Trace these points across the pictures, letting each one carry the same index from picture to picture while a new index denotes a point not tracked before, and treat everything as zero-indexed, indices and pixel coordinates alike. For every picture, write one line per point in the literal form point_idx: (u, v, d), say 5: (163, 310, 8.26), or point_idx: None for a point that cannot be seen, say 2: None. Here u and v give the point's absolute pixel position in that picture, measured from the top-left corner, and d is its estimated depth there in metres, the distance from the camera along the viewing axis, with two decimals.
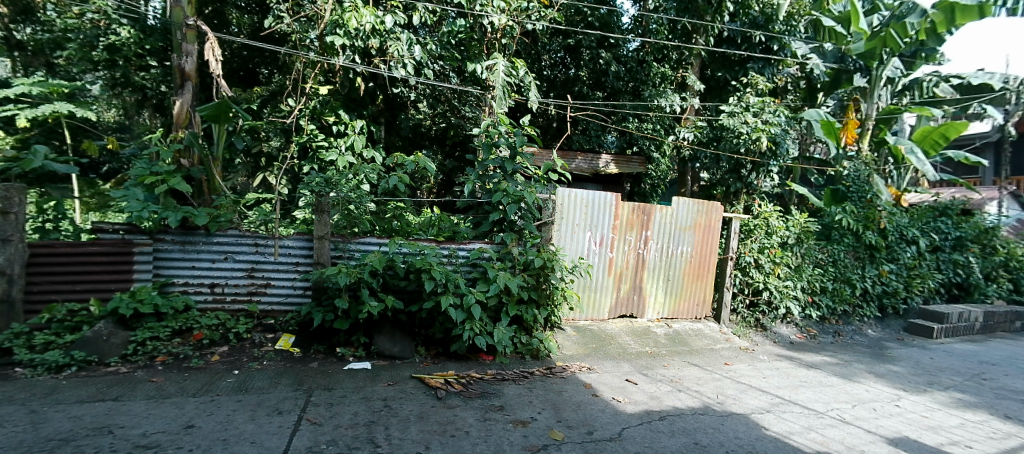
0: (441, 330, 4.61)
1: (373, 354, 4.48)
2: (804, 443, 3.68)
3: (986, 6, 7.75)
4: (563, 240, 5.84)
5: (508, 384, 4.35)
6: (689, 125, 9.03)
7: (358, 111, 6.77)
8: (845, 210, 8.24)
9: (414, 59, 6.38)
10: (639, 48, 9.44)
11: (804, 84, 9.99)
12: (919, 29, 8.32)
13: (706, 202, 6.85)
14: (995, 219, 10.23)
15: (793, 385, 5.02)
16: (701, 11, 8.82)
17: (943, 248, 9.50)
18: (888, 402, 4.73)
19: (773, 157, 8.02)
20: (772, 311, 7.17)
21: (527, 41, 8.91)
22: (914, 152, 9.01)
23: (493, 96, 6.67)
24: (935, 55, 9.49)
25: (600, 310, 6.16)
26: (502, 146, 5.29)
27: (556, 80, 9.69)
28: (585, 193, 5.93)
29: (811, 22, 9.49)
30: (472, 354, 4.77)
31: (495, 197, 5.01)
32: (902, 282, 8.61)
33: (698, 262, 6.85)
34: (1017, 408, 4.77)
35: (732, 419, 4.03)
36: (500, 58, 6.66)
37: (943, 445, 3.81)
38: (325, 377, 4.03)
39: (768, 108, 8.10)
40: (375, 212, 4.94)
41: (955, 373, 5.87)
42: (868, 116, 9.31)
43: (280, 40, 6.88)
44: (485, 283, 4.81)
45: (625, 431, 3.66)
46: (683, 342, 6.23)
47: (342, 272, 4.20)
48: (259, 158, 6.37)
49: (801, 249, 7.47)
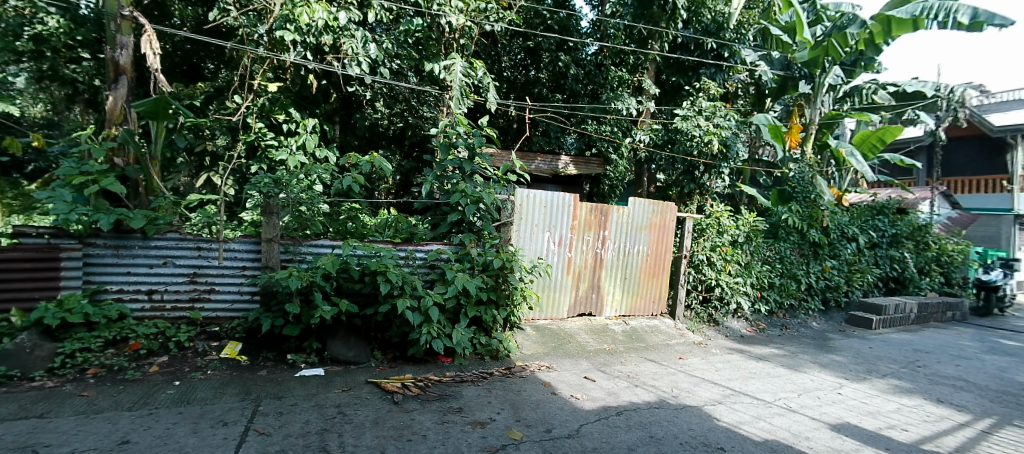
0: (397, 333, 4.52)
1: (326, 360, 4.34)
2: (754, 432, 3.80)
3: (920, 20, 8.26)
4: (522, 240, 5.83)
5: (467, 385, 4.30)
6: (645, 127, 9.19)
7: (310, 109, 6.57)
8: (791, 209, 8.58)
9: (369, 57, 6.27)
10: (598, 52, 9.49)
11: (753, 90, 10.28)
12: (858, 40, 8.80)
13: (661, 203, 6.99)
14: (926, 217, 10.90)
15: (744, 377, 5.18)
16: (656, 18, 9.00)
17: (881, 244, 10.03)
18: (832, 390, 4.94)
19: (723, 160, 8.33)
20: (723, 306, 7.39)
21: (485, 42, 8.86)
22: (853, 155, 9.51)
23: (451, 96, 6.61)
24: (873, 64, 10.03)
25: (559, 309, 6.18)
26: (460, 147, 5.18)
27: (516, 81, 9.73)
28: (544, 193, 5.94)
29: (759, 31, 9.89)
30: (430, 357, 4.69)
31: (454, 198, 4.95)
32: (844, 276, 9.05)
33: (654, 261, 6.99)
34: (947, 392, 5.07)
35: (686, 411, 4.12)
36: (458, 58, 6.61)
37: (881, 429, 4.01)
38: (275, 385, 3.87)
39: (720, 112, 8.38)
40: (328, 213, 4.79)
41: (892, 362, 6.20)
42: (812, 120, 9.80)
43: (226, 34, 6.61)
44: (443, 284, 4.75)
45: (583, 428, 3.67)
46: (640, 338, 6.34)
47: (292, 276, 4.02)
48: (202, 157, 6.07)
49: (750, 247, 7.75)
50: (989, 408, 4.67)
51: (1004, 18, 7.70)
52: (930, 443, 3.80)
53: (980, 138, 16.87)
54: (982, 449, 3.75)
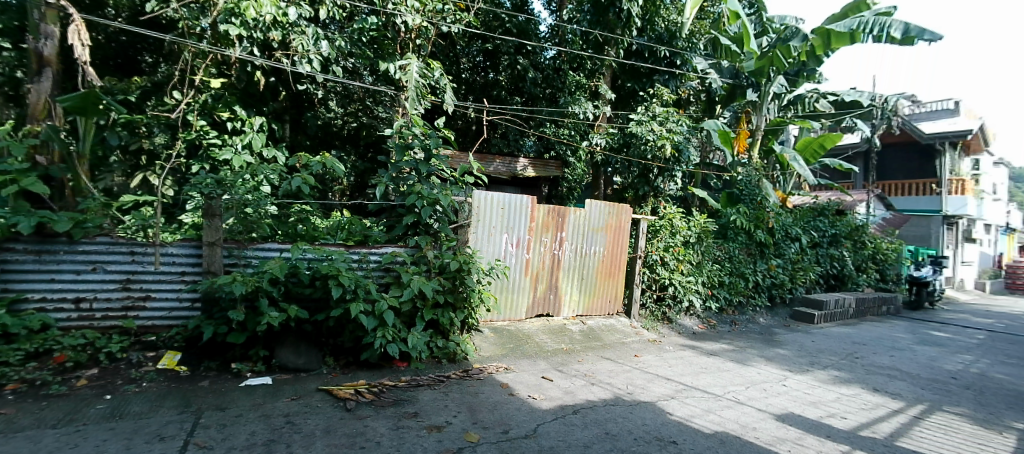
0: (351, 339, 4.39)
1: (274, 368, 4.17)
2: (704, 425, 3.89)
3: (857, 33, 8.65)
4: (479, 242, 5.79)
5: (423, 390, 4.22)
6: (602, 131, 9.29)
7: (258, 107, 6.35)
8: (739, 211, 8.87)
9: (321, 54, 6.09)
10: (556, 57, 9.62)
11: (704, 97, 10.77)
12: (800, 52, 9.20)
13: (616, 204, 7.09)
14: (863, 218, 11.51)
15: (696, 372, 5.31)
16: (611, 25, 9.06)
17: (822, 244, 10.49)
18: (777, 383, 5.12)
19: (676, 163, 8.52)
20: (676, 304, 7.59)
21: (443, 43, 8.80)
22: (797, 160, 9.93)
23: (406, 97, 6.49)
24: (814, 74, 10.46)
25: (517, 310, 6.17)
26: (416, 148, 5.08)
27: (475, 83, 9.71)
28: (501, 195, 5.92)
29: (709, 40, 10.23)
30: (385, 362, 4.58)
31: (409, 200, 4.82)
32: (788, 274, 9.43)
33: (610, 261, 7.08)
34: (882, 381, 5.35)
35: (640, 407, 4.17)
36: (413, 58, 6.53)
37: (823, 418, 4.18)
38: (218, 396, 3.69)
39: (672, 117, 8.60)
40: (276, 215, 4.59)
41: (833, 354, 6.49)
42: (758, 127, 10.22)
43: (167, 26, 6.29)
44: (398, 288, 4.66)
45: (540, 427, 3.67)
46: (596, 337, 6.41)
47: (236, 280, 3.84)
48: (138, 156, 5.71)
49: (701, 247, 7.97)
50: (920, 395, 4.95)
51: (933, 33, 8.23)
52: (867, 429, 3.99)
53: (913, 145, 17.98)
54: (914, 433, 3.97)
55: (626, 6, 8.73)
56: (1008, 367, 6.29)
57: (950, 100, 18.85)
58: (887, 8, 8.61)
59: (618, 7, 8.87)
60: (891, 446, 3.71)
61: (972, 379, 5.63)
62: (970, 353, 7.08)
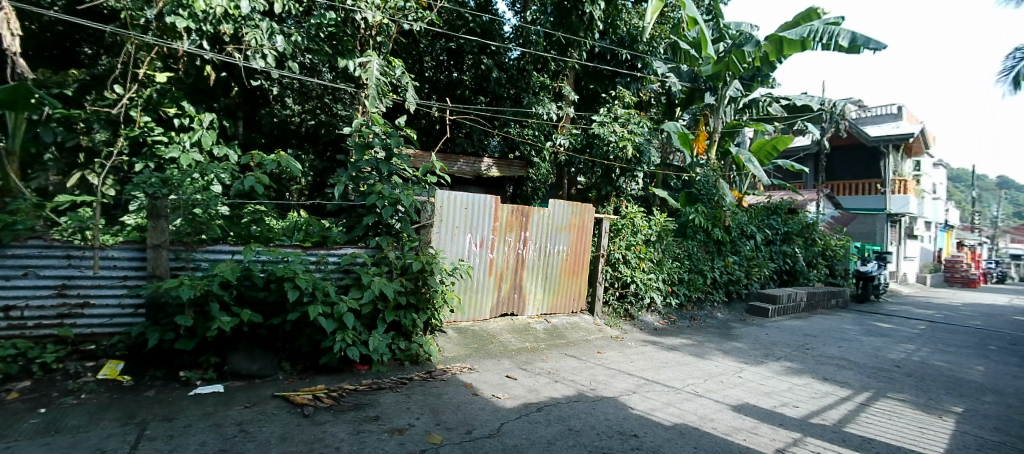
0: (308, 342, 4.25)
1: (226, 375, 4.01)
2: (664, 418, 3.94)
3: (807, 41, 8.98)
4: (443, 242, 5.73)
5: (385, 393, 4.13)
6: (565, 132, 9.33)
7: (208, 103, 6.16)
8: (697, 210, 9.08)
9: (276, 49, 5.87)
10: (521, 57, 9.65)
11: (664, 99, 10.88)
12: (754, 57, 9.48)
13: (580, 204, 7.13)
14: (813, 217, 12.00)
15: (657, 366, 5.39)
16: (574, 27, 9.16)
17: (775, 241, 10.87)
18: (734, 374, 5.26)
19: (638, 164, 8.63)
20: (638, 301, 7.72)
21: (405, 41, 8.69)
22: (751, 161, 10.23)
23: (366, 95, 6.33)
24: (768, 80, 10.84)
25: (482, 310, 6.13)
26: (377, 147, 4.97)
27: (438, 82, 9.61)
28: (465, 194, 5.87)
29: (669, 45, 10.45)
30: (345, 366, 4.47)
31: (369, 200, 4.67)
32: (744, 271, 9.72)
33: (574, 260, 7.12)
34: (831, 371, 5.56)
35: (603, 403, 4.20)
36: (374, 56, 6.39)
37: (776, 407, 4.31)
38: (165, 406, 3.51)
39: (633, 119, 8.73)
40: (227, 216, 4.40)
41: (786, 346, 6.73)
42: (715, 129, 10.54)
43: (108, 17, 5.94)
44: (358, 289, 4.54)
45: (504, 426, 3.64)
46: (560, 335, 6.44)
47: (183, 284, 3.66)
48: (76, 153, 5.16)
49: (662, 246, 8.12)
50: (866, 383, 5.17)
51: (878, 42, 8.64)
52: (818, 416, 4.14)
53: (859, 147, 18.92)
54: (861, 419, 4.13)
55: (590, 9, 8.89)
56: (946, 355, 6.65)
57: (894, 105, 19.86)
58: (836, 18, 8.99)
59: (581, 10, 9.02)
60: (839, 431, 3.85)
61: (914, 367, 5.92)
62: (912, 342, 7.46)
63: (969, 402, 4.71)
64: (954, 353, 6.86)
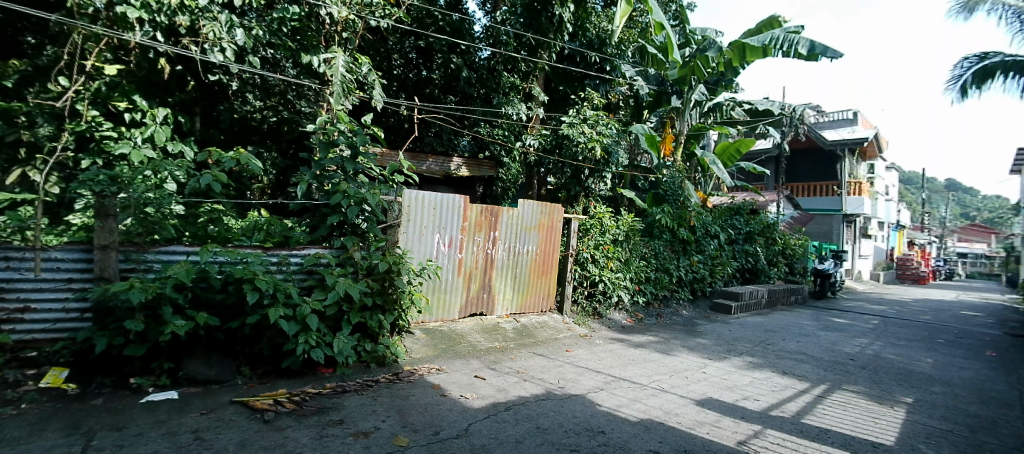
0: (269, 346, 4.11)
1: (180, 381, 3.85)
2: (631, 414, 3.98)
3: (768, 48, 9.23)
4: (410, 242, 5.65)
5: (350, 395, 4.03)
6: (535, 132, 9.32)
7: (161, 97, 5.89)
8: (664, 210, 9.20)
9: (236, 43, 5.69)
10: (491, 57, 9.60)
11: (632, 102, 11.03)
12: (717, 62, 9.68)
13: (549, 203, 7.14)
14: (774, 217, 12.36)
15: (624, 364, 5.44)
16: (544, 28, 9.13)
17: (738, 241, 11.15)
18: (698, 370, 5.36)
19: (606, 165, 8.71)
20: (606, 299, 7.80)
21: (373, 38, 8.53)
22: (716, 163, 10.45)
23: (331, 92, 6.18)
24: (732, 85, 11.11)
25: (450, 310, 6.06)
26: (342, 145, 4.84)
27: (407, 81, 9.55)
28: (433, 194, 5.80)
29: (637, 49, 10.57)
30: (308, 369, 4.35)
31: (333, 199, 4.54)
32: (708, 269, 9.93)
33: (543, 260, 7.12)
34: (791, 365, 5.72)
35: (571, 400, 4.21)
36: (339, 52, 6.25)
37: (738, 401, 4.40)
38: (114, 415, 3.35)
39: (602, 121, 8.76)
40: (182, 214, 4.22)
41: (748, 341, 6.89)
42: (681, 131, 10.74)
43: (54, 5, 5.39)
44: (322, 291, 4.41)
45: (472, 426, 3.60)
46: (529, 334, 6.44)
47: (133, 287, 3.48)
48: (16, 148, 4.83)
49: (629, 245, 8.20)
50: (823, 376, 5.34)
51: (835, 51, 8.95)
52: (777, 409, 4.24)
53: (817, 151, 19.64)
54: (818, 411, 4.26)
55: (559, 11, 8.98)
56: (897, 348, 6.94)
57: (850, 110, 20.67)
58: (796, 27, 9.25)
59: (551, 12, 9.11)
60: (798, 423, 3.95)
61: (868, 360, 6.15)
62: (866, 336, 7.75)
63: (918, 392, 4.91)
64: (905, 346, 7.16)
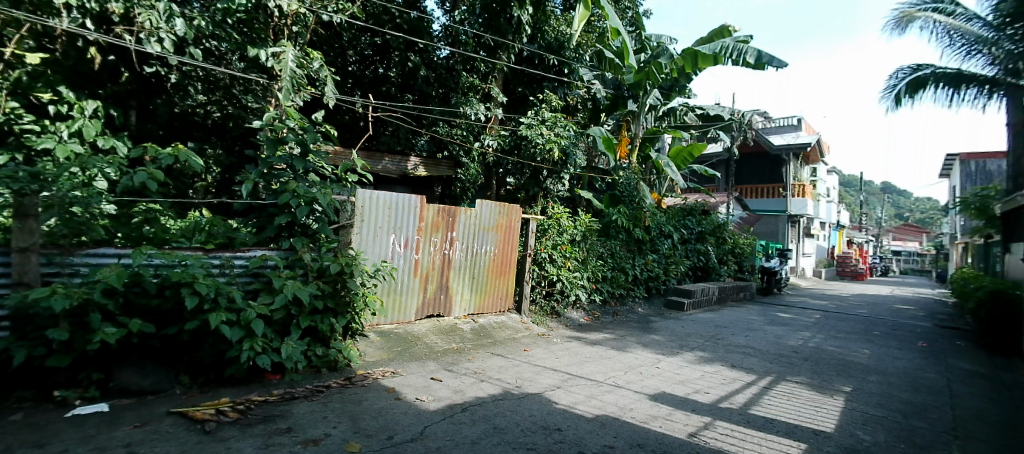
0: (211, 353, 3.91)
1: (111, 392, 3.61)
2: (587, 410, 3.99)
3: (718, 57, 9.52)
4: (364, 243, 5.50)
5: (299, 402, 3.88)
6: (493, 133, 9.25)
7: (91, 89, 5.51)
8: (620, 210, 9.35)
9: (175, 33, 5.38)
10: (450, 56, 9.49)
11: (590, 105, 11.16)
12: (671, 68, 9.89)
13: (507, 204, 7.11)
14: (725, 217, 12.79)
15: (580, 361, 5.47)
16: (502, 30, 9.12)
17: (690, 240, 11.48)
18: (652, 365, 5.45)
19: (564, 166, 8.75)
20: (564, 298, 7.85)
21: (325, 33, 8.30)
22: (669, 166, 10.69)
23: (280, 87, 5.93)
24: (685, 90, 11.40)
25: (406, 312, 5.93)
26: (291, 142, 4.62)
27: (363, 78, 9.33)
28: (388, 193, 5.67)
29: (595, 53, 10.63)
30: (254, 376, 4.15)
31: (281, 199, 4.33)
32: (662, 268, 10.17)
33: (501, 260, 7.08)
34: (739, 358, 5.90)
35: (528, 399, 4.19)
36: (289, 46, 6.04)
37: (690, 394, 4.49)
38: (36, 430, 3.11)
39: (560, 123, 8.77)
40: (113, 215, 3.94)
41: (700, 337, 7.08)
42: (637, 134, 10.94)
43: None
44: (269, 294, 4.21)
45: (427, 429, 3.52)
46: (487, 335, 6.40)
47: (57, 293, 3.23)
48: None
49: (586, 245, 8.28)
50: (769, 368, 5.54)
51: (781, 61, 9.30)
52: (727, 401, 4.36)
53: (764, 155, 20.48)
54: (764, 401, 4.40)
55: (518, 13, 8.95)
56: (837, 341, 7.28)
57: (794, 117, 21.67)
58: (744, 36, 9.55)
59: (509, 14, 9.08)
60: (745, 414, 4.07)
61: (811, 352, 6.42)
62: (809, 330, 8.10)
63: (856, 382, 5.16)
64: (844, 338, 7.52)
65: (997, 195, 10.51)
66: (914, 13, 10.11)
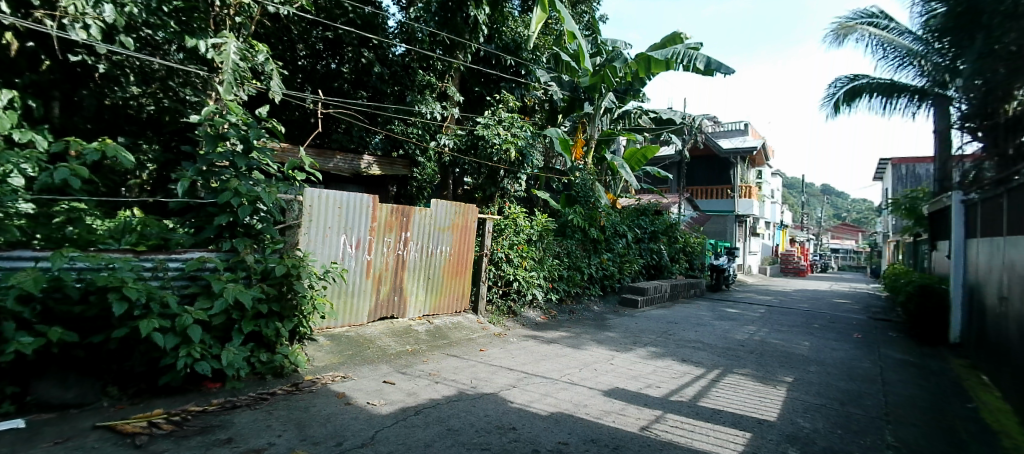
0: (143, 361, 3.66)
1: (28, 406, 3.33)
2: (542, 408, 3.98)
3: (670, 63, 9.69)
4: (313, 244, 5.31)
5: (240, 411, 3.69)
6: (449, 132, 9.15)
7: (5, 77, 5.06)
8: (576, 210, 9.42)
9: (103, 20, 5.00)
10: (405, 54, 9.31)
11: (547, 106, 11.19)
12: (625, 72, 10.00)
13: (463, 204, 7.04)
14: (677, 217, 13.13)
15: (536, 360, 5.46)
16: (459, 28, 9.02)
17: (644, 240, 11.72)
18: (606, 362, 5.50)
19: (521, 167, 8.71)
20: (521, 298, 7.84)
21: (272, 26, 7.95)
22: (623, 168, 10.84)
23: (221, 80, 5.62)
24: (639, 94, 11.62)
25: (358, 315, 5.77)
26: (232, 138, 4.39)
27: (314, 73, 9.06)
28: (339, 193, 5.50)
29: (552, 55, 10.70)
30: (191, 385, 3.92)
31: (221, 197, 4.09)
32: (617, 266, 10.33)
33: (457, 260, 7.00)
34: (689, 353, 6.05)
35: (483, 399, 4.15)
36: (231, 38, 5.77)
37: (642, 389, 4.56)
38: None
39: (517, 123, 8.74)
40: (30, 214, 3.70)
41: (652, 333, 7.23)
42: (592, 136, 11.07)
43: None
44: (207, 299, 3.98)
45: (379, 434, 3.42)
46: (443, 336, 6.30)
47: None
48: None
49: (543, 244, 8.31)
50: (717, 361, 5.70)
51: (728, 68, 9.62)
52: (677, 394, 4.44)
53: (713, 158, 21.23)
54: (712, 393, 4.51)
55: (474, 13, 8.86)
56: (780, 334, 7.59)
57: (741, 122, 22.53)
58: (696, 43, 9.76)
59: (465, 13, 8.98)
60: (694, 406, 4.16)
61: (756, 345, 6.65)
62: (755, 324, 8.42)
63: (799, 372, 5.38)
64: (787, 332, 7.85)
65: (924, 197, 11.30)
66: (852, 25, 10.68)
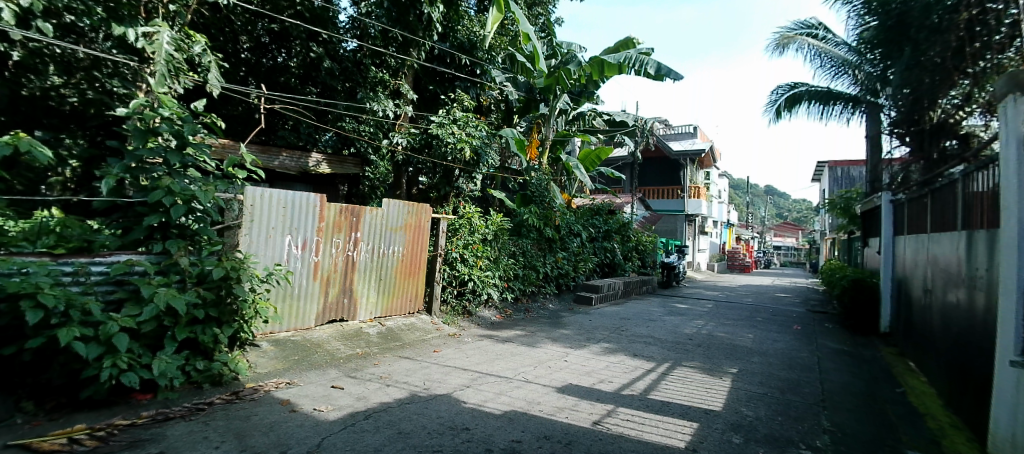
0: (62, 373, 3.38)
1: None
2: (496, 407, 3.94)
3: (623, 67, 9.76)
4: (255, 245, 5.06)
5: (173, 423, 3.46)
6: (403, 131, 8.96)
7: None
8: (531, 210, 9.46)
9: (17, 4, 4.63)
10: (356, 50, 8.98)
11: (503, 106, 11.15)
12: (579, 75, 10.04)
13: (416, 203, 6.92)
14: (630, 217, 13.39)
15: (490, 359, 5.42)
16: (412, 26, 8.88)
17: (598, 238, 11.90)
18: (560, 359, 5.52)
19: (476, 166, 8.62)
20: (476, 298, 7.77)
21: (212, 16, 7.54)
22: (578, 168, 10.93)
23: (153, 71, 5.28)
24: (593, 97, 11.73)
25: (305, 318, 5.56)
26: (164, 134, 4.11)
27: (260, 67, 8.71)
28: (283, 192, 5.27)
29: (507, 56, 10.68)
30: (118, 397, 3.66)
31: (151, 196, 3.82)
32: (572, 265, 10.43)
33: (409, 261, 6.86)
34: (640, 348, 6.16)
35: (436, 401, 4.06)
36: (164, 27, 5.43)
37: (595, 385, 4.59)
38: None
39: (472, 122, 8.67)
40: None
41: (606, 329, 7.32)
42: (547, 136, 11.12)
43: None
44: (136, 305, 3.72)
45: (324, 441, 3.28)
46: (395, 338, 6.16)
47: None
48: None
49: (498, 244, 8.28)
50: (667, 355, 5.81)
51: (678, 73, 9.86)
52: (628, 388, 4.49)
53: (664, 160, 21.82)
54: (661, 387, 4.59)
55: (427, 10, 8.69)
56: (726, 327, 7.85)
57: (690, 125, 23.26)
58: (646, 48, 9.90)
59: (419, 11, 8.83)
60: (645, 399, 4.22)
61: (703, 339, 6.85)
62: (702, 319, 8.68)
63: (744, 363, 5.57)
64: (732, 325, 8.13)
65: (858, 197, 11.96)
66: (793, 36, 11.14)
